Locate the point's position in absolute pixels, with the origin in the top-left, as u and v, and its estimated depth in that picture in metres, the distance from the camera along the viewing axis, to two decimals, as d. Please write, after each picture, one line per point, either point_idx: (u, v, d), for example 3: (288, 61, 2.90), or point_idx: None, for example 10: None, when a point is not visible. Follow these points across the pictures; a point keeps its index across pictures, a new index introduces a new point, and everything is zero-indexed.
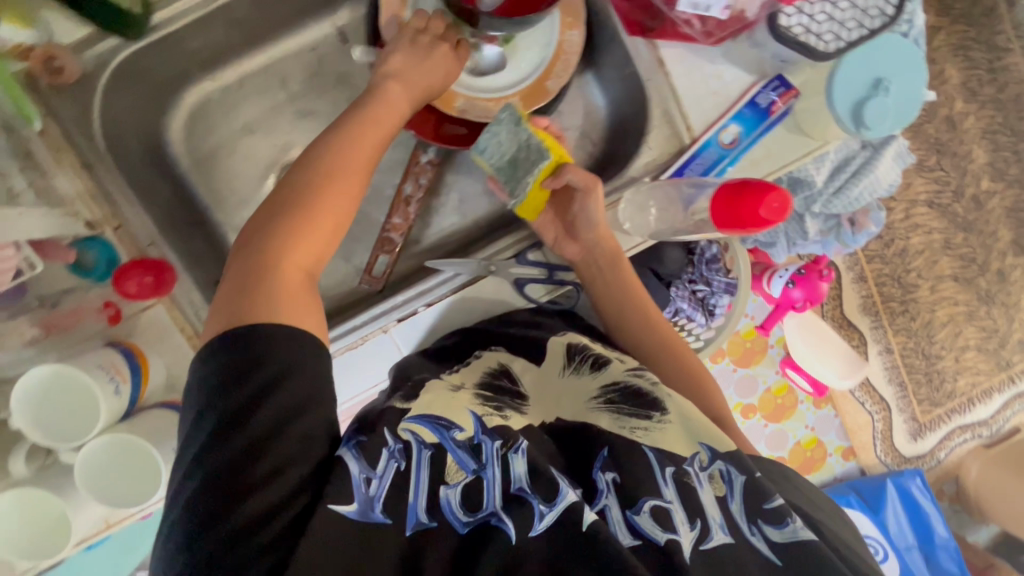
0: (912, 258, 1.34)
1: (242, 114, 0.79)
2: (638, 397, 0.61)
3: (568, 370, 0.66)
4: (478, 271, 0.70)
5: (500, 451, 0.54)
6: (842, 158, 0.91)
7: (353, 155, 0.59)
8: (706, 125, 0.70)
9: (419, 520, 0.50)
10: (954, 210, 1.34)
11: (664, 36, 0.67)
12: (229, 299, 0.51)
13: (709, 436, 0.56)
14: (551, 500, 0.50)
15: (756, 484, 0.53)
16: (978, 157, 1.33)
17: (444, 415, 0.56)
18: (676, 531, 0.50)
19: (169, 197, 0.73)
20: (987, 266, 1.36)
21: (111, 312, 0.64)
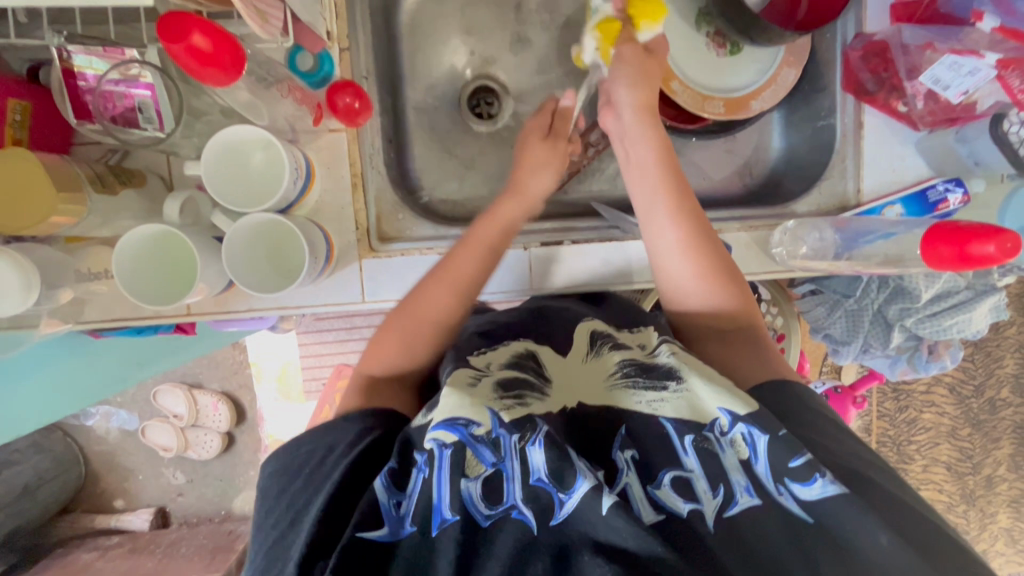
0: (916, 432, 1.51)
1: (468, 13, 0.83)
2: (651, 370, 0.56)
3: (590, 354, 0.62)
4: (631, 232, 0.76)
5: (518, 444, 0.48)
6: (946, 289, 0.97)
7: (473, 251, 0.67)
8: (874, 196, 0.75)
9: (443, 517, 0.46)
10: (969, 405, 1.49)
11: (875, 104, 0.73)
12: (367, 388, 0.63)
13: (728, 396, 0.51)
14: (568, 487, 0.45)
15: (783, 439, 0.48)
16: (1007, 365, 1.47)
17: (464, 414, 0.49)
18: (698, 500, 0.47)
19: (383, 50, 0.77)
20: (979, 468, 1.52)
21: (317, 113, 0.66)
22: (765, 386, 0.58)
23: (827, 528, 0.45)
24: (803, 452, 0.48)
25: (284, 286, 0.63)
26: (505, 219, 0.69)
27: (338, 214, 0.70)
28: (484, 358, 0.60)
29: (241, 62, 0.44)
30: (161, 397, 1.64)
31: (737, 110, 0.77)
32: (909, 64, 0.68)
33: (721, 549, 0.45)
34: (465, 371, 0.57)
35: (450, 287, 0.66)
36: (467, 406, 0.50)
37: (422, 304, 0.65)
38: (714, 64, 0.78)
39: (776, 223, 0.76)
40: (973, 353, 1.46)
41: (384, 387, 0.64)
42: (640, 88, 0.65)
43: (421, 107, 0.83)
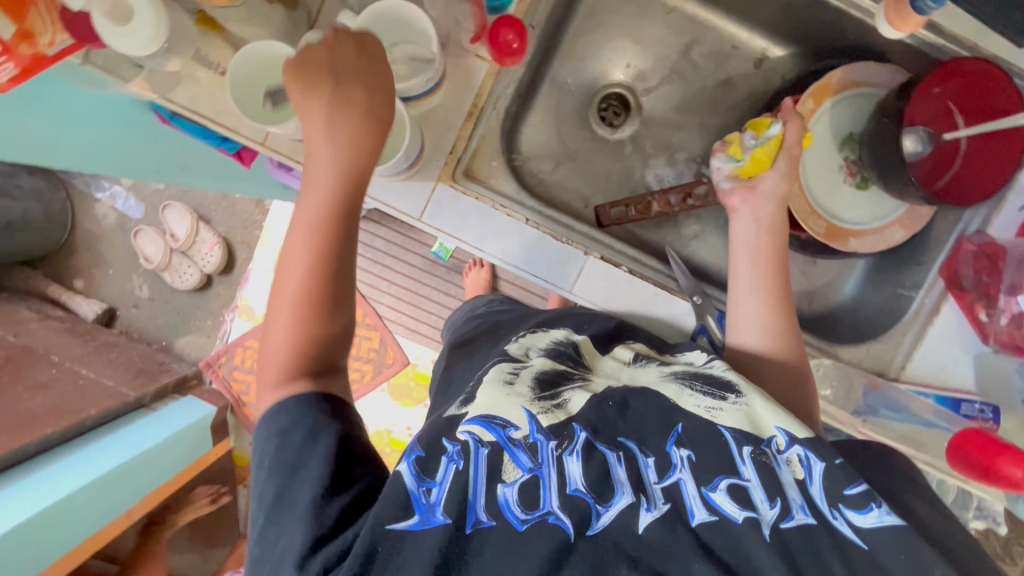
0: None
1: (644, 26, 0.84)
2: (708, 380, 0.56)
3: (631, 365, 0.62)
4: (683, 291, 0.75)
5: (556, 453, 0.50)
6: (923, 499, 0.97)
7: (349, 149, 0.54)
8: (913, 380, 0.75)
9: (478, 517, 0.46)
10: None
11: (960, 299, 0.73)
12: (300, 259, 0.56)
13: (787, 418, 0.51)
14: (607, 500, 0.47)
15: (841, 469, 0.48)
16: None
17: (501, 415, 0.52)
18: (755, 509, 0.46)
19: (557, 16, 0.78)
20: None
21: (478, 33, 0.66)
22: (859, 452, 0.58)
23: (881, 564, 0.44)
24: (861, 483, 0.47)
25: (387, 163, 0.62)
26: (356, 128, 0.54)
27: (441, 130, 0.69)
28: (524, 345, 0.65)
29: None
30: (169, 211, 1.64)
31: (833, 238, 0.77)
32: (1012, 281, 0.71)
33: (770, 557, 0.44)
34: (506, 364, 0.60)
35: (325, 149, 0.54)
36: (505, 408, 0.53)
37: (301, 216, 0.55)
38: (836, 187, 0.78)
39: (815, 354, 0.76)
40: None
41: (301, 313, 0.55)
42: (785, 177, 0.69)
43: (558, 82, 0.84)
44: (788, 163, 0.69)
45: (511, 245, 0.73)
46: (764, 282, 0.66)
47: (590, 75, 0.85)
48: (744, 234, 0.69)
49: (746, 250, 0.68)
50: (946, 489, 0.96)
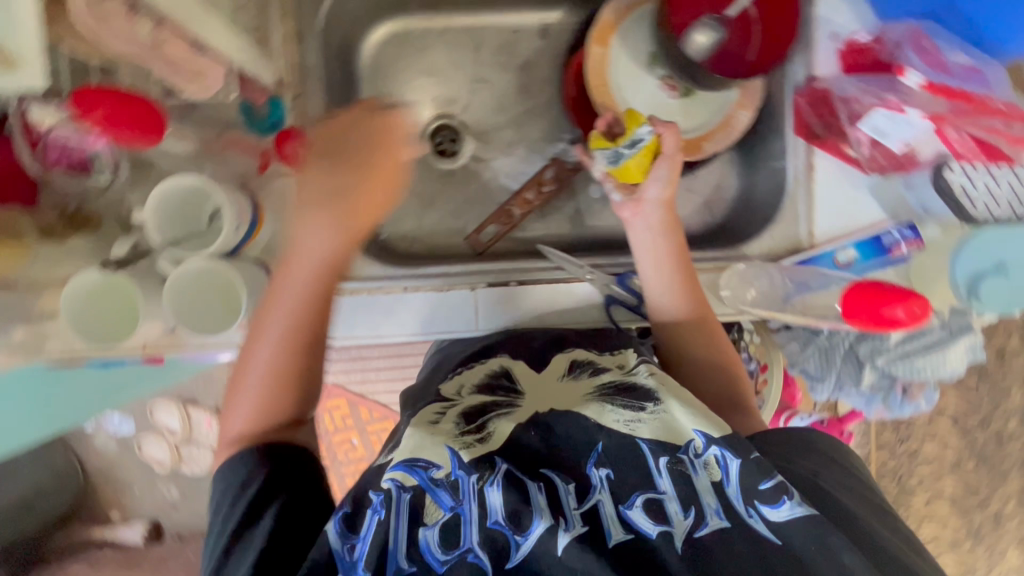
0: (919, 464, 1.46)
1: (428, 57, 0.86)
2: (632, 391, 0.62)
3: (566, 376, 0.66)
4: (575, 274, 0.75)
5: (477, 485, 0.54)
6: (920, 328, 0.94)
7: (270, 304, 0.64)
8: (827, 239, 0.74)
9: (399, 565, 0.50)
10: (975, 436, 1.45)
11: (824, 147, 0.73)
12: (198, 323, 0.62)
13: (704, 421, 0.57)
14: (525, 529, 0.51)
15: (752, 464, 0.53)
16: (1016, 398, 1.43)
17: (422, 457, 0.56)
18: (669, 522, 0.52)
19: (341, 96, 0.79)
20: (987, 503, 1.46)
21: (262, 161, 0.68)
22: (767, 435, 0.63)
23: (798, 555, 0.50)
24: (771, 476, 0.53)
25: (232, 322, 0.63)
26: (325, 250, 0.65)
27: (285, 254, 0.71)
28: (456, 383, 0.68)
29: None
30: (156, 413, 1.68)
31: (688, 153, 0.78)
32: (850, 112, 0.68)
33: (682, 563, 0.50)
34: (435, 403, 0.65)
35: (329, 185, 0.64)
36: (428, 448, 0.57)
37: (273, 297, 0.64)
38: (664, 106, 0.79)
39: (726, 265, 0.75)
40: (977, 383, 1.42)
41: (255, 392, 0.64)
42: (668, 184, 0.69)
43: None
44: (670, 166, 0.69)
45: (402, 317, 0.73)
46: (675, 281, 0.70)
47: (407, 124, 0.86)
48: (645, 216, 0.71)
49: (649, 256, 0.70)
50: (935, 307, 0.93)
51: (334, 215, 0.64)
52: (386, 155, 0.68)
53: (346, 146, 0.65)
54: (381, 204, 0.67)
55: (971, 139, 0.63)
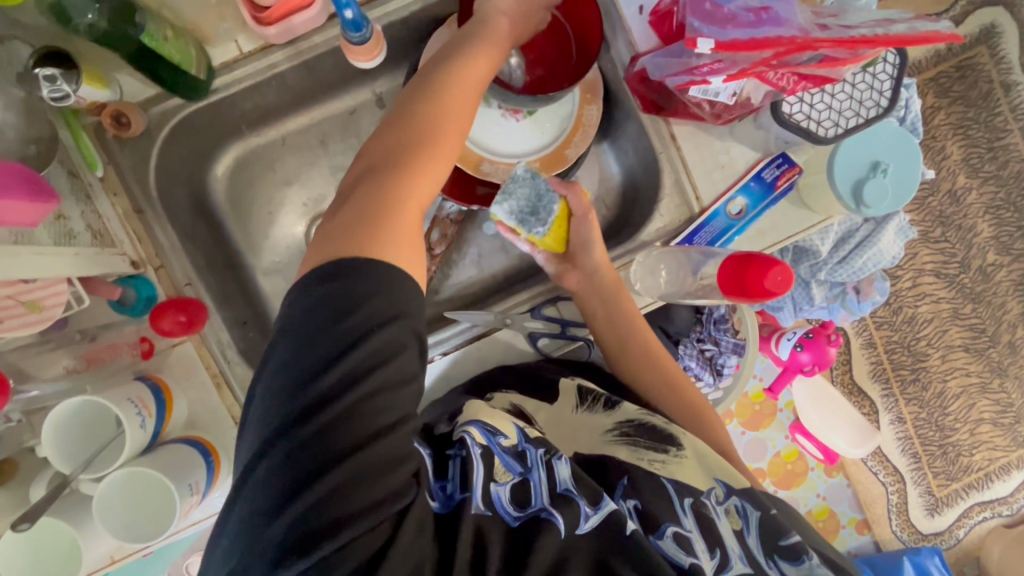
0: (921, 327, 1.45)
1: (282, 167, 0.85)
2: (652, 432, 0.67)
3: (582, 406, 0.71)
4: (492, 323, 0.74)
5: (544, 457, 0.57)
6: (846, 230, 0.95)
7: (424, 184, 0.55)
8: (714, 197, 0.74)
9: (478, 506, 0.51)
10: (961, 281, 1.45)
11: (677, 116, 0.72)
12: (338, 230, 0.49)
13: (721, 471, 0.63)
14: (595, 504, 0.54)
15: (771, 520, 0.58)
16: (983, 231, 1.44)
17: (491, 422, 0.59)
18: (697, 557, 0.54)
19: (209, 242, 0.78)
20: (998, 338, 1.47)
21: (144, 347, 0.68)
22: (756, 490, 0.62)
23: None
24: (790, 534, 0.56)
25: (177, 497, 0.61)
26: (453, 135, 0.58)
27: (212, 418, 0.71)
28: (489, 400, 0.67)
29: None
30: None
31: (555, 165, 0.77)
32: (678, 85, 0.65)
33: None
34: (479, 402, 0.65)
35: (387, 146, 0.55)
36: (497, 417, 0.60)
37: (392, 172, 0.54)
38: (516, 130, 0.78)
39: (627, 259, 0.76)
40: (939, 233, 1.43)
41: (336, 229, 0.50)
42: (595, 245, 0.72)
43: (270, 269, 0.85)
44: (587, 225, 0.71)
45: None
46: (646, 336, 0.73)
47: (289, 238, 0.85)
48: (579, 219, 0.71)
49: (608, 305, 0.71)
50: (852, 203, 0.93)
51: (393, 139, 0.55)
52: (451, 122, 0.57)
53: (408, 113, 0.57)
54: (424, 201, 0.55)
55: (793, 74, 0.59)
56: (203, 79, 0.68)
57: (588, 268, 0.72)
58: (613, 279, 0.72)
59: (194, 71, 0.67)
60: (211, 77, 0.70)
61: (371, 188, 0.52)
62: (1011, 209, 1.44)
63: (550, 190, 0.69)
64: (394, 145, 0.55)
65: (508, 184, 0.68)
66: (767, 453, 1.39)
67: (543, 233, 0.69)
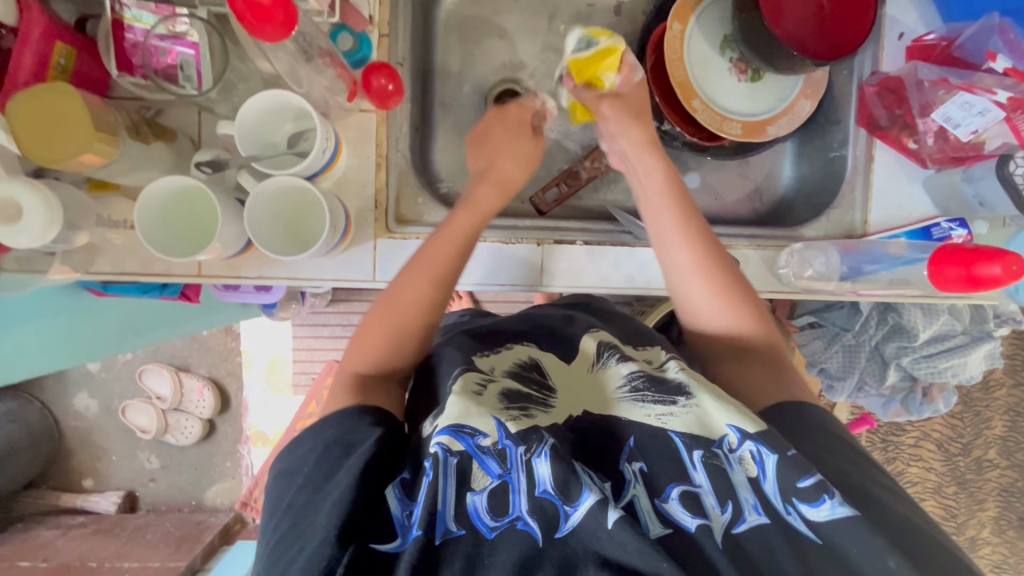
0: (904, 483, 1.48)
1: (502, 19, 0.86)
2: (663, 383, 0.58)
3: (595, 365, 0.63)
4: (641, 239, 0.77)
5: (524, 457, 0.50)
6: (943, 332, 0.99)
7: (433, 257, 0.65)
8: (879, 228, 0.78)
9: (448, 528, 0.48)
10: (957, 461, 1.48)
11: (886, 139, 0.76)
12: (360, 387, 0.62)
13: (738, 415, 0.54)
14: (573, 500, 0.48)
15: (792, 461, 0.51)
16: (995, 427, 1.47)
17: (468, 423, 0.51)
18: (706, 515, 0.50)
19: (418, 46, 0.80)
20: (963, 527, 1.50)
21: (351, 89, 0.68)
22: (784, 405, 0.61)
23: (835, 548, 0.49)
24: (812, 474, 0.51)
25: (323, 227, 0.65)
26: (467, 229, 0.67)
27: (359, 191, 0.71)
28: (488, 362, 0.62)
29: (292, 18, 0.50)
30: (145, 376, 1.71)
31: (753, 134, 0.80)
32: (922, 102, 0.71)
33: (725, 562, 0.48)
34: (473, 374, 0.58)
35: (398, 326, 0.65)
36: (474, 415, 0.52)
37: (398, 290, 0.65)
38: (738, 87, 0.81)
39: (783, 245, 0.78)
40: (961, 410, 1.46)
41: (375, 384, 0.63)
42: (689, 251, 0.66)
43: (445, 103, 0.85)
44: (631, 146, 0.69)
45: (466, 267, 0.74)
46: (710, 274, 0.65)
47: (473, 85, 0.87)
48: (654, 211, 0.68)
49: (678, 250, 0.66)
50: (960, 313, 0.97)
51: (409, 306, 0.65)
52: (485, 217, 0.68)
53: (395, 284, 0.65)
54: (430, 294, 0.65)
55: None
56: None
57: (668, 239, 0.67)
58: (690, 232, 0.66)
59: None
60: None
61: (360, 346, 0.65)
62: None
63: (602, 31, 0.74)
64: (411, 313, 0.65)
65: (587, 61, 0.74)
66: None
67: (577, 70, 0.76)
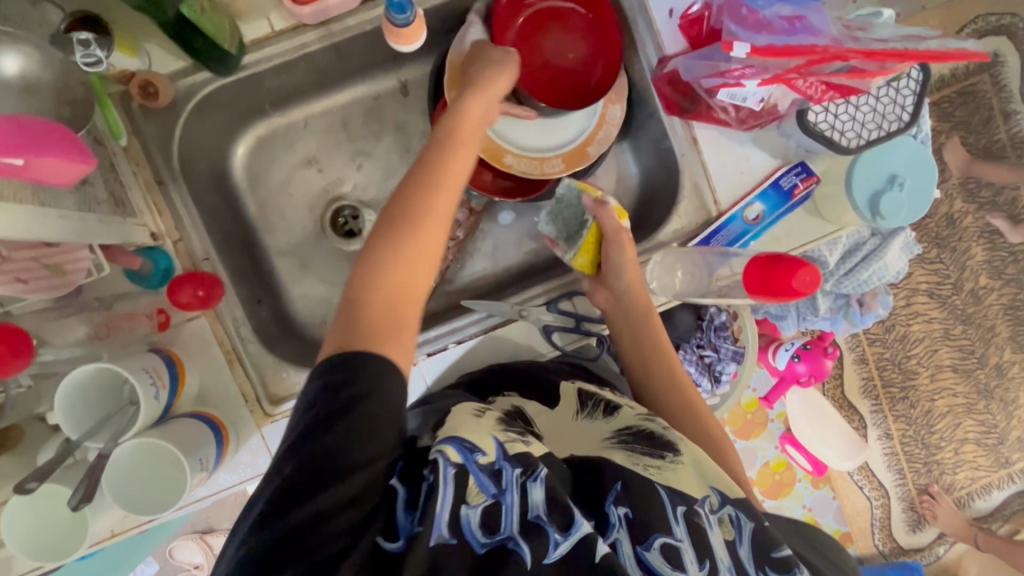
0: (912, 345, 1.47)
1: (301, 149, 0.84)
2: (650, 439, 0.62)
3: (581, 413, 0.67)
4: (508, 315, 0.75)
5: (519, 478, 0.51)
6: (853, 243, 0.96)
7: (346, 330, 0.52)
8: (732, 201, 0.75)
9: (441, 534, 0.47)
10: (953, 302, 1.46)
11: (700, 118, 0.73)
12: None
13: (720, 480, 0.60)
14: (567, 530, 0.49)
15: (762, 532, 0.57)
16: (976, 254, 1.45)
17: (469, 437, 0.52)
18: (684, 569, 0.51)
19: (228, 220, 0.78)
20: (986, 359, 1.48)
21: (161, 318, 0.67)
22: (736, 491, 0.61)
23: None
24: (781, 548, 0.55)
25: (186, 482, 0.61)
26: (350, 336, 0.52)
27: (224, 395, 0.70)
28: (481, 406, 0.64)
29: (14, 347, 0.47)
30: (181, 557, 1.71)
31: (576, 162, 0.79)
32: (704, 86, 0.65)
33: None
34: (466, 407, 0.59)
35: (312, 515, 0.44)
36: (473, 433, 0.53)
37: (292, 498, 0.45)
38: (542, 125, 0.79)
39: (645, 258, 0.76)
40: (938, 254, 1.45)
41: None
42: (640, 319, 0.72)
43: (286, 251, 0.84)
44: (617, 248, 0.71)
45: None
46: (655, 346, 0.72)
47: (303, 222, 0.85)
48: (621, 306, 0.72)
49: (626, 317, 0.72)
50: None
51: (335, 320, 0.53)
52: (458, 152, 0.61)
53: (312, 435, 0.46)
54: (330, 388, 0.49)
55: (820, 82, 0.59)
56: (234, 53, 0.68)
57: (618, 289, 0.72)
58: (643, 302, 0.72)
59: (225, 46, 0.67)
60: (242, 54, 0.71)
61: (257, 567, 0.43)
62: (1004, 233, 1.45)
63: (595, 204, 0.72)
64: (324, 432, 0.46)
65: (556, 204, 0.77)
66: (758, 463, 1.42)
67: (574, 255, 0.75)
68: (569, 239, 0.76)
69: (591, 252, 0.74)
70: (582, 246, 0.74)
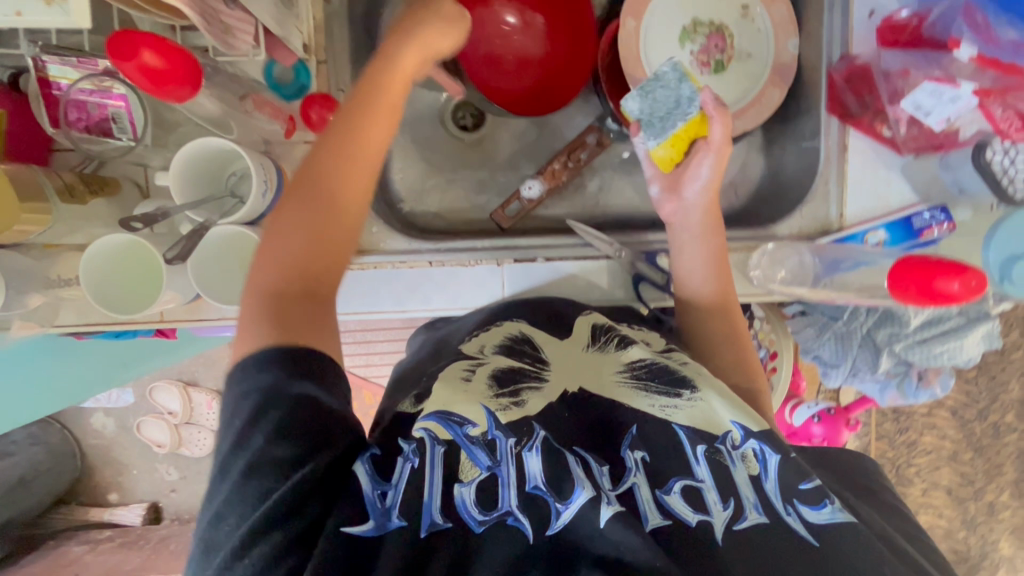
0: (915, 454, 1.33)
1: None
2: (666, 374, 0.57)
3: (593, 346, 0.62)
4: (605, 251, 0.74)
5: (513, 449, 0.50)
6: (937, 314, 0.92)
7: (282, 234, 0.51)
8: (859, 220, 0.73)
9: (433, 521, 0.46)
10: (972, 428, 1.30)
11: (860, 126, 0.72)
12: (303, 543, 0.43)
13: (740, 412, 0.54)
14: (566, 497, 0.46)
15: (791, 462, 0.51)
16: (1012, 390, 1.27)
17: (456, 411, 0.51)
18: (707, 512, 0.48)
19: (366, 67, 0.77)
20: (981, 494, 1.33)
21: (289, 126, 0.66)
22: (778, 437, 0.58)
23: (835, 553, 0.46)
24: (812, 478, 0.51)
25: None
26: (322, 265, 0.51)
27: None
28: (477, 342, 0.63)
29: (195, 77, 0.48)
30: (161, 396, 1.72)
31: None
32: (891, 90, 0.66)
33: (735, 559, 0.45)
34: (461, 362, 0.59)
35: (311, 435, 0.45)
36: (462, 406, 0.52)
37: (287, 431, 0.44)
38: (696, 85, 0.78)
39: (755, 245, 0.74)
40: (975, 376, 1.27)
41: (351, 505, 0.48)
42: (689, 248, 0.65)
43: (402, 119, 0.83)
44: (713, 160, 0.63)
45: (426, 292, 0.73)
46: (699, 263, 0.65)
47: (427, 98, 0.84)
48: (678, 239, 0.66)
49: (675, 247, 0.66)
50: None
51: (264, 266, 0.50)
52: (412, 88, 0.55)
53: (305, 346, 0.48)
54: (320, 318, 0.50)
55: (1015, 114, 0.60)
56: None
57: (689, 206, 0.65)
58: (708, 221, 0.65)
59: None
60: None
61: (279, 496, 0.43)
62: None
63: (694, 96, 0.63)
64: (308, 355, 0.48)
65: (648, 82, 0.64)
66: None
67: (654, 148, 0.65)
68: (653, 130, 0.65)
69: (677, 150, 0.64)
70: (670, 141, 0.64)
